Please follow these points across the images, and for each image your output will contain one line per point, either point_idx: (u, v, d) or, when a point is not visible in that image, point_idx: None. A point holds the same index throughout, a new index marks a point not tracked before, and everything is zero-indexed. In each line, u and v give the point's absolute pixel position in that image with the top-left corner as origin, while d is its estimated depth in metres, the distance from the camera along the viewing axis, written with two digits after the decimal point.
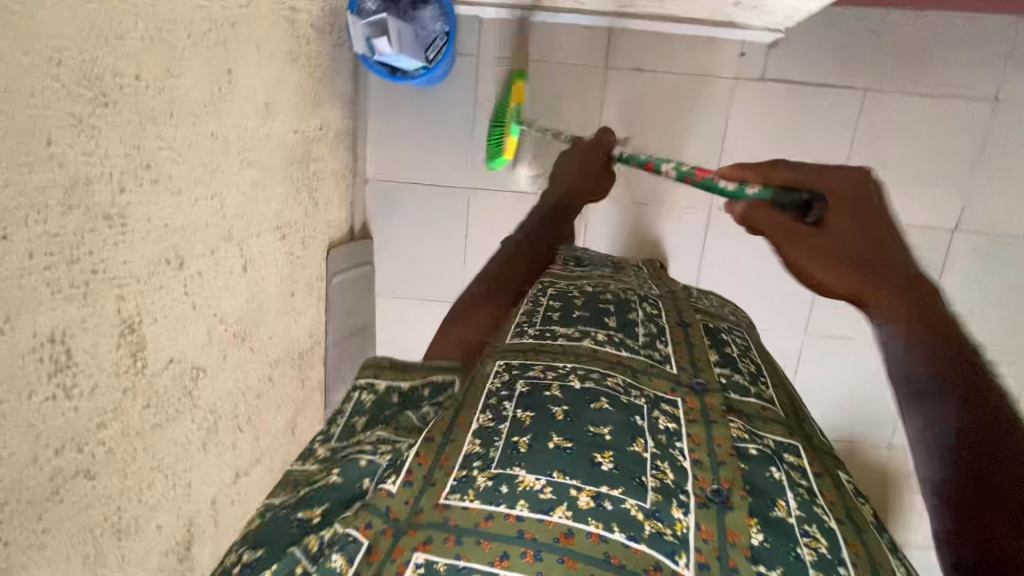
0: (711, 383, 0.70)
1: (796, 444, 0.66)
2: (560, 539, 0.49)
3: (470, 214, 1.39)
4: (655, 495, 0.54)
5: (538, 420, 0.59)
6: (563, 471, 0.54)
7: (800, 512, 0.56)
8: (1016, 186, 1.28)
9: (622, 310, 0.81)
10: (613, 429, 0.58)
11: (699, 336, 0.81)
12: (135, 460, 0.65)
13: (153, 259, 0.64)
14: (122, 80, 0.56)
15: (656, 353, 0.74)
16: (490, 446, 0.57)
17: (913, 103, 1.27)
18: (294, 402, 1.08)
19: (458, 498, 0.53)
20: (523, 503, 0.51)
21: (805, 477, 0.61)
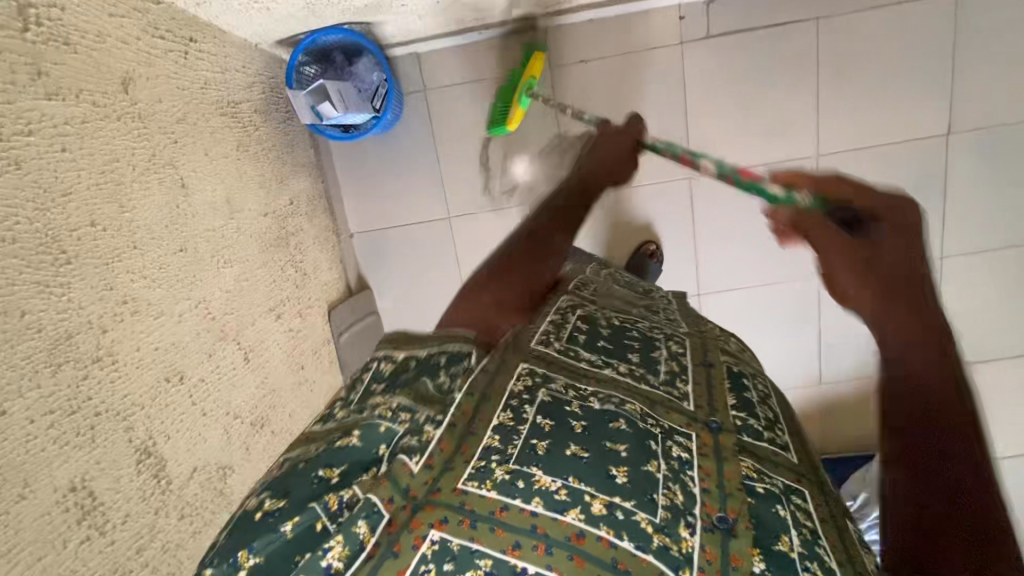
0: (730, 425, 0.60)
1: (805, 488, 0.57)
2: (572, 539, 0.44)
3: (458, 245, 1.40)
4: (666, 510, 0.48)
5: (557, 431, 0.51)
6: (580, 476, 0.48)
7: (802, 548, 0.49)
8: (998, 75, 1.22)
9: (643, 343, 0.69)
10: (630, 446, 0.51)
11: (722, 378, 0.67)
12: (183, 569, 0.69)
13: (153, 382, 0.68)
14: (77, 232, 0.60)
15: (676, 389, 0.63)
16: (509, 442, 0.50)
17: (871, 17, 1.22)
18: None
19: (477, 487, 0.46)
20: (539, 500, 0.46)
21: (812, 517, 0.53)
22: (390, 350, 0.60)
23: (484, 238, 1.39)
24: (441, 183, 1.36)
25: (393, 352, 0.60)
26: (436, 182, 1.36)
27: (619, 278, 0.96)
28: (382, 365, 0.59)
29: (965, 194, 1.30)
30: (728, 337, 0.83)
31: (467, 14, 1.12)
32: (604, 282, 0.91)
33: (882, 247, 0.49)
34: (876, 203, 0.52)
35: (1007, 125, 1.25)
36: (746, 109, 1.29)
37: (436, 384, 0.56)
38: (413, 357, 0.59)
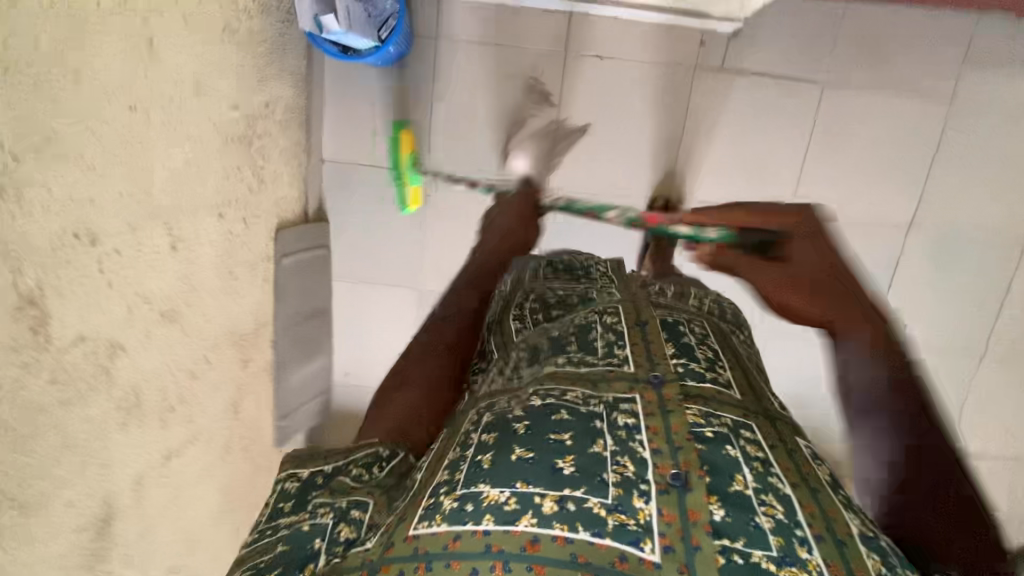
0: (670, 375, 0.68)
1: (751, 422, 0.64)
2: (527, 547, 0.48)
3: (428, 201, 1.38)
4: (619, 489, 0.54)
5: (500, 437, 0.59)
6: (527, 479, 0.54)
7: (755, 483, 0.56)
8: (966, 186, 1.30)
9: (580, 331, 0.79)
10: (573, 434, 0.59)
11: (655, 331, 0.77)
12: (37, 435, 0.66)
13: (58, 233, 0.63)
14: (15, 44, 0.55)
15: (614, 356, 0.73)
16: (455, 470, 0.58)
17: (871, 98, 1.27)
18: (236, 383, 1.08)
19: (427, 526, 0.52)
20: (489, 517, 0.51)
21: (761, 446, 0.61)
22: (297, 466, 0.75)
23: (456, 201, 1.38)
24: (427, 136, 1.34)
25: (301, 468, 0.75)
26: (423, 135, 1.34)
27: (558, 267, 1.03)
28: (288, 484, 0.72)
29: (910, 287, 1.37)
30: (661, 293, 0.96)
31: None
32: (542, 285, 0.98)
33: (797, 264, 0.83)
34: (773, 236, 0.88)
35: (960, 235, 1.33)
36: (739, 150, 1.31)
37: (350, 475, 0.73)
38: (317, 474, 0.73)
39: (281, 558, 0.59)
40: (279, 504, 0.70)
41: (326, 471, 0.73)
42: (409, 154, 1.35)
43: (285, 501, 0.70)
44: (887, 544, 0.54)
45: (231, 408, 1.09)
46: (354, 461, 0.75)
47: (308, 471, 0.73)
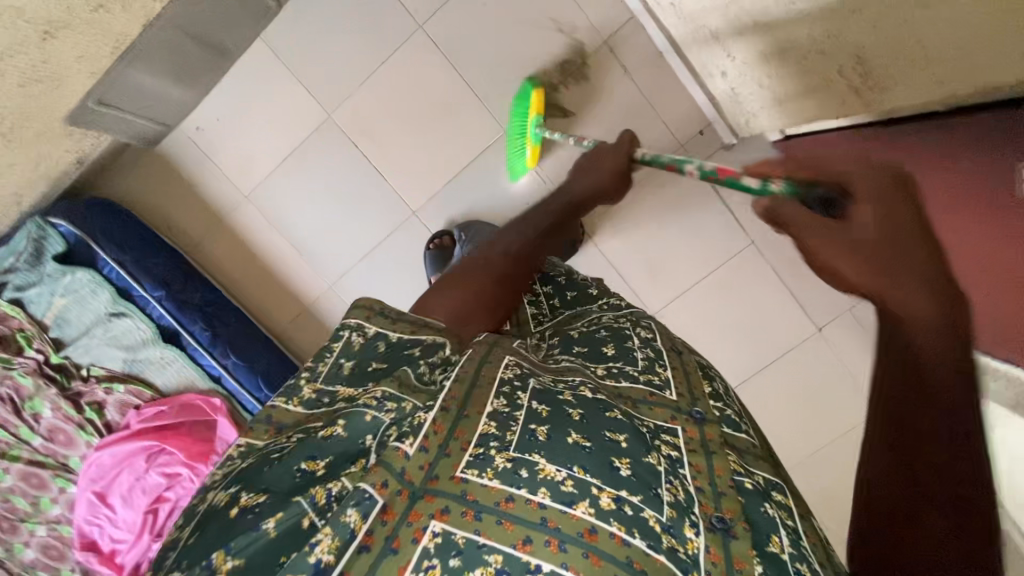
0: (710, 415, 0.68)
1: (780, 482, 0.66)
2: (585, 535, 0.49)
3: (400, 48, 1.30)
4: (670, 509, 0.54)
5: (555, 414, 0.57)
6: (585, 467, 0.53)
7: (791, 548, 0.57)
8: (776, 403, 1.43)
9: (613, 336, 0.76)
10: (626, 436, 0.56)
11: (692, 368, 0.77)
12: None
13: None
14: None
15: (656, 376, 0.70)
16: (508, 429, 0.54)
17: (770, 281, 1.38)
18: (64, 14, 0.88)
19: (476, 475, 0.51)
20: (546, 492, 0.50)
21: (792, 515, 0.62)
22: (361, 320, 0.65)
23: (422, 71, 1.31)
24: None
25: (364, 324, 0.65)
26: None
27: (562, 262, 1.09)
28: (352, 338, 0.64)
29: None
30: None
31: None
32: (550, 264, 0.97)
33: (851, 224, 0.51)
34: (842, 180, 0.54)
35: None
36: (651, 233, 1.40)
37: (416, 371, 0.59)
38: (381, 339, 0.64)
39: (304, 440, 0.53)
40: (342, 360, 0.63)
41: (392, 339, 0.64)
42: (537, 115, 1.24)
43: (348, 359, 0.63)
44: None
45: (38, 33, 0.87)
46: (417, 348, 0.63)
47: (376, 330, 0.65)
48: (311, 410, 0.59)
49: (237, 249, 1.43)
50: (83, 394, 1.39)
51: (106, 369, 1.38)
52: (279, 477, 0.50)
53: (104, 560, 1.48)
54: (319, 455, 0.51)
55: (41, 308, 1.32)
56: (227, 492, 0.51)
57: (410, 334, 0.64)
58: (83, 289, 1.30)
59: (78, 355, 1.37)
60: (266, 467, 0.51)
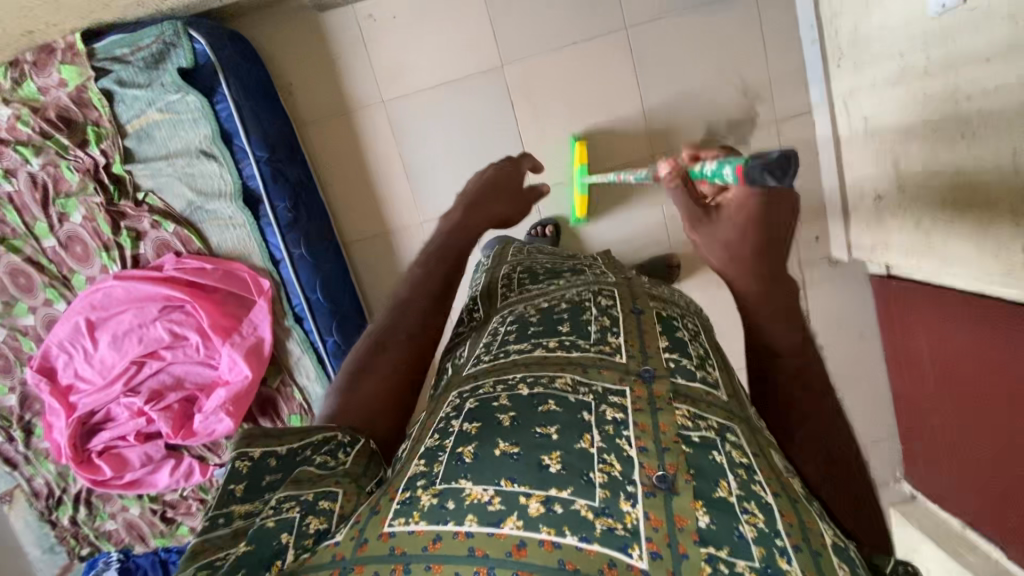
0: (662, 371, 0.63)
1: (735, 425, 0.59)
2: (513, 553, 0.44)
3: (598, 37, 1.30)
4: (604, 491, 0.49)
5: (483, 429, 0.55)
6: (512, 478, 0.49)
7: (740, 490, 0.50)
8: None
9: (570, 313, 0.74)
10: (560, 428, 0.54)
11: (650, 324, 0.72)
12: None
13: None
14: None
15: (606, 344, 0.67)
16: (435, 462, 0.53)
17: None
18: None
19: (402, 523, 0.47)
20: (472, 519, 0.46)
21: (747, 454, 0.56)
22: (245, 445, 0.58)
23: (605, 67, 1.31)
24: (665, 11, 1.28)
25: (248, 447, 0.58)
26: (658, 11, 1.28)
27: (533, 251, 1.09)
28: (237, 462, 0.56)
29: None
30: (652, 287, 0.90)
31: (854, 17, 1.11)
32: (527, 256, 1.05)
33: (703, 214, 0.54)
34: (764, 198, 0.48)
35: None
36: (730, 302, 1.44)
37: (318, 464, 0.57)
38: (270, 455, 0.58)
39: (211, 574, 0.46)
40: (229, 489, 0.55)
41: (284, 452, 0.58)
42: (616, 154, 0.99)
43: (235, 483, 0.55)
44: (858, 557, 0.50)
45: None
46: (310, 451, 0.59)
47: (262, 450, 0.58)
48: (202, 538, 0.50)
49: (338, 146, 1.35)
50: (126, 217, 1.27)
51: (164, 203, 1.27)
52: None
53: (56, 393, 1.33)
54: (234, 574, 0.45)
55: (129, 113, 1.21)
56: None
57: (305, 437, 0.61)
58: (189, 115, 1.20)
59: (142, 176, 1.25)
60: None
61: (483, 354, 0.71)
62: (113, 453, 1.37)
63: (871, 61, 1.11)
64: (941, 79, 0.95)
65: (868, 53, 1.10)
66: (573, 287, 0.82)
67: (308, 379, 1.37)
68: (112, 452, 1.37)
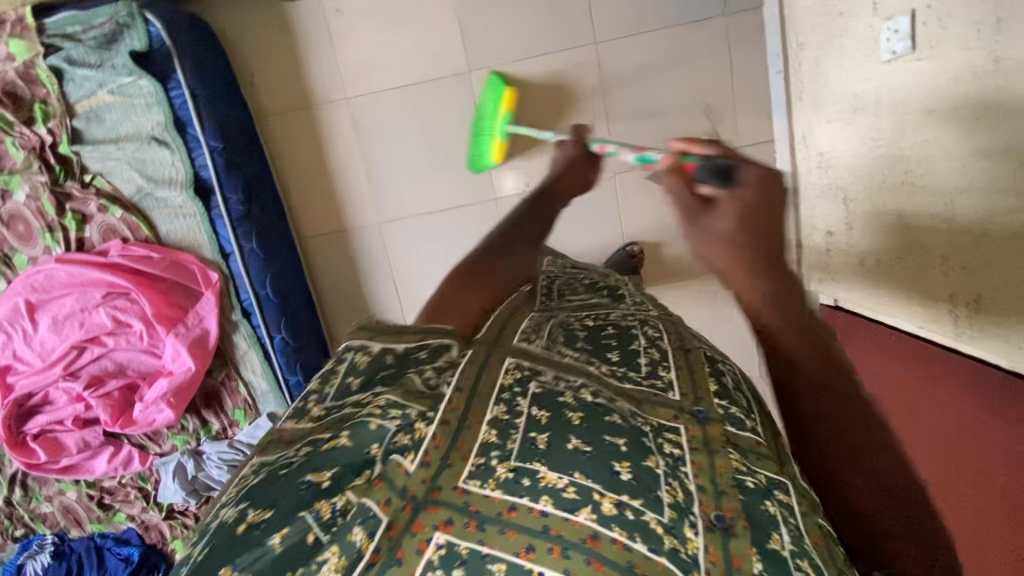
0: (716, 415, 0.56)
1: (786, 481, 0.53)
2: (588, 542, 0.40)
3: (566, 50, 1.29)
4: (671, 510, 0.44)
5: (553, 420, 0.48)
6: (587, 472, 0.44)
7: (794, 545, 0.47)
8: None
9: (619, 338, 0.65)
10: (630, 440, 0.47)
11: (700, 365, 0.63)
12: None
13: None
14: None
15: (658, 380, 0.59)
16: (509, 436, 0.46)
17: None
18: None
19: (478, 486, 0.42)
20: (547, 500, 0.41)
21: (794, 507, 0.51)
22: (368, 337, 0.53)
23: (573, 81, 1.31)
24: (635, 29, 1.27)
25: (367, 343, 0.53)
26: (629, 28, 1.27)
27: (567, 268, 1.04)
28: (355, 357, 0.53)
29: None
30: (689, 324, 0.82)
31: (816, 52, 1.12)
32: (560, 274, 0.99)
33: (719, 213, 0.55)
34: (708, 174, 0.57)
35: None
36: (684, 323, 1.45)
37: (421, 382, 0.49)
38: (388, 352, 0.53)
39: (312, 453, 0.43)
40: (347, 376, 0.52)
41: (399, 351, 0.53)
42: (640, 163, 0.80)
43: (354, 375, 0.52)
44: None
45: None
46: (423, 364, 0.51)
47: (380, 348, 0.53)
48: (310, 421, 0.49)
49: (301, 140, 1.33)
50: (72, 199, 1.24)
51: (112, 187, 1.23)
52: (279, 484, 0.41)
53: None
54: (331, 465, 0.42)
55: (79, 92, 1.18)
56: (237, 508, 0.41)
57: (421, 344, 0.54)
58: (142, 99, 1.17)
59: (90, 158, 1.21)
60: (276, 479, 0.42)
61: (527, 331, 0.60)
62: (49, 437, 1.35)
63: (828, 98, 1.11)
64: (889, 123, 0.96)
65: (826, 89, 1.11)
66: (618, 314, 0.75)
67: (254, 374, 1.36)
68: (48, 437, 1.35)
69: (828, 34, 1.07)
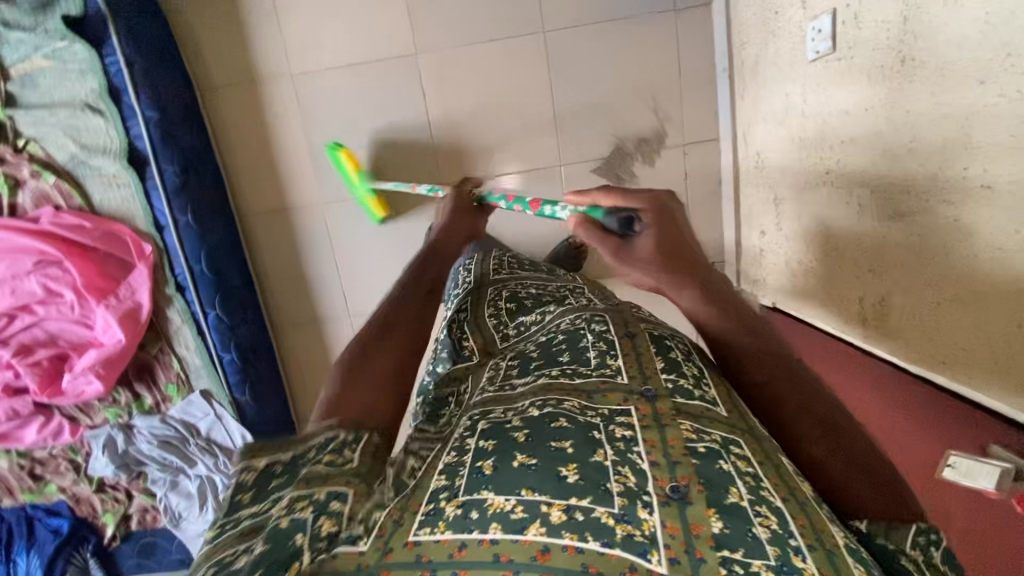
0: (664, 392, 0.57)
1: (741, 443, 0.52)
2: (538, 557, 0.39)
3: (514, 37, 1.28)
4: (621, 498, 0.44)
5: (500, 443, 0.50)
6: (533, 487, 0.45)
7: (750, 495, 0.46)
8: None
9: (568, 339, 0.69)
10: (575, 441, 0.49)
11: (646, 346, 0.66)
12: None
13: None
14: None
15: (607, 368, 0.61)
16: (457, 476, 0.48)
17: None
18: None
19: (429, 533, 0.43)
20: (496, 526, 0.42)
21: (752, 463, 0.49)
22: (240, 460, 0.50)
23: (520, 69, 1.30)
24: (584, 20, 1.26)
25: (242, 466, 0.49)
26: (579, 19, 1.26)
27: (516, 266, 1.09)
28: (239, 481, 0.49)
29: None
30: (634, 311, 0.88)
31: (756, 51, 1.12)
32: (509, 279, 1.02)
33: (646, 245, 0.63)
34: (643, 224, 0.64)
35: None
36: None
37: (326, 466, 0.50)
38: (276, 460, 0.50)
39: (230, 569, 0.41)
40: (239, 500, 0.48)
41: (287, 456, 0.51)
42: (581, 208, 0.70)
43: (247, 493, 0.48)
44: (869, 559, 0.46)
45: None
46: (315, 453, 0.52)
47: (262, 460, 0.50)
48: (215, 543, 0.44)
49: (245, 118, 1.32)
50: (5, 163, 1.22)
51: (45, 153, 1.22)
52: None
53: None
54: (256, 572, 0.40)
55: (13, 55, 1.16)
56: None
57: (308, 436, 0.53)
58: (76, 65, 1.16)
59: (24, 123, 1.20)
60: None
61: (487, 386, 0.66)
62: None
63: (765, 96, 1.11)
64: (814, 124, 0.96)
65: (764, 88, 1.10)
66: (564, 315, 0.78)
67: (187, 349, 1.36)
68: None
69: (767, 33, 1.07)
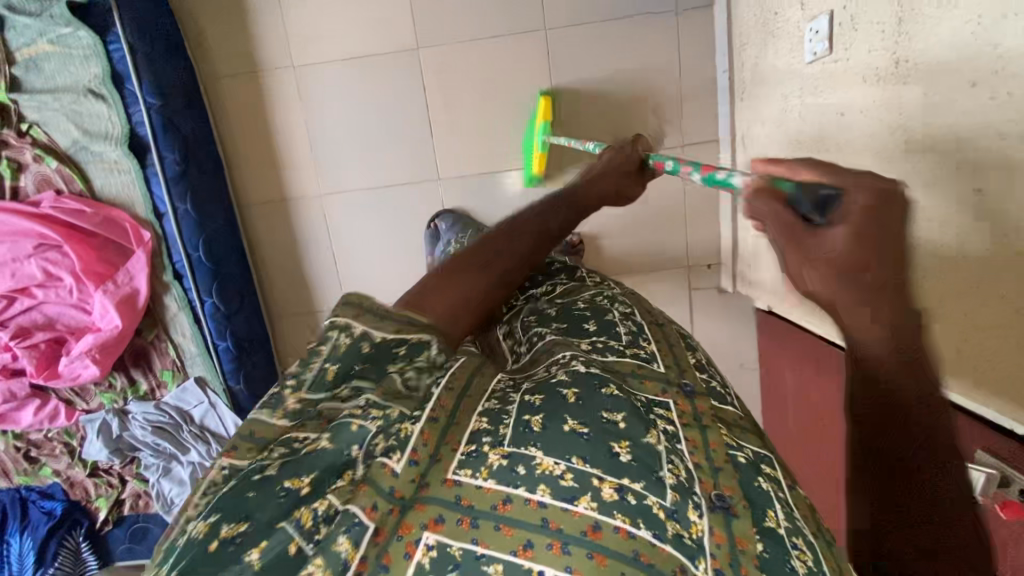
0: (700, 388, 0.60)
1: (770, 454, 0.57)
2: (588, 533, 0.40)
3: (516, 33, 1.28)
4: (674, 492, 0.45)
5: (548, 400, 0.49)
6: (583, 457, 0.44)
7: (787, 522, 0.48)
8: None
9: (597, 314, 0.72)
10: (626, 414, 0.48)
11: (674, 337, 0.71)
12: None
13: None
14: None
15: (641, 350, 0.65)
16: (502, 424, 0.47)
17: None
18: None
19: (469, 475, 0.44)
20: (544, 488, 0.42)
21: (779, 472, 0.54)
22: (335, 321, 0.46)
23: (522, 66, 1.30)
24: (585, 18, 1.26)
25: (336, 327, 0.45)
26: (581, 16, 1.26)
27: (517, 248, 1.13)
28: (330, 341, 0.45)
29: None
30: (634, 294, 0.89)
31: (757, 53, 1.12)
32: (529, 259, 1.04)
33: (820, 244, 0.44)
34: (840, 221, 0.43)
35: None
36: None
37: (400, 380, 0.47)
38: (368, 338, 0.46)
39: (291, 457, 0.42)
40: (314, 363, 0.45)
41: (375, 338, 0.46)
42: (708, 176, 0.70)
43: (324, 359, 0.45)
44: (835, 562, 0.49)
45: None
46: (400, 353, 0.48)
47: (356, 331, 0.46)
48: (291, 417, 0.45)
49: (247, 108, 1.33)
50: (8, 146, 1.23)
51: (48, 138, 1.23)
52: (263, 497, 0.39)
53: None
54: (309, 471, 0.41)
55: (18, 40, 1.17)
56: (206, 521, 0.38)
57: (399, 324, 0.48)
58: (80, 51, 1.17)
59: (28, 107, 1.21)
60: (250, 492, 0.40)
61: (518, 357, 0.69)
62: None
63: (764, 97, 1.11)
64: (811, 127, 0.96)
65: (763, 89, 1.11)
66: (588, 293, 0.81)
67: (183, 336, 1.36)
68: None
69: (767, 35, 1.07)
